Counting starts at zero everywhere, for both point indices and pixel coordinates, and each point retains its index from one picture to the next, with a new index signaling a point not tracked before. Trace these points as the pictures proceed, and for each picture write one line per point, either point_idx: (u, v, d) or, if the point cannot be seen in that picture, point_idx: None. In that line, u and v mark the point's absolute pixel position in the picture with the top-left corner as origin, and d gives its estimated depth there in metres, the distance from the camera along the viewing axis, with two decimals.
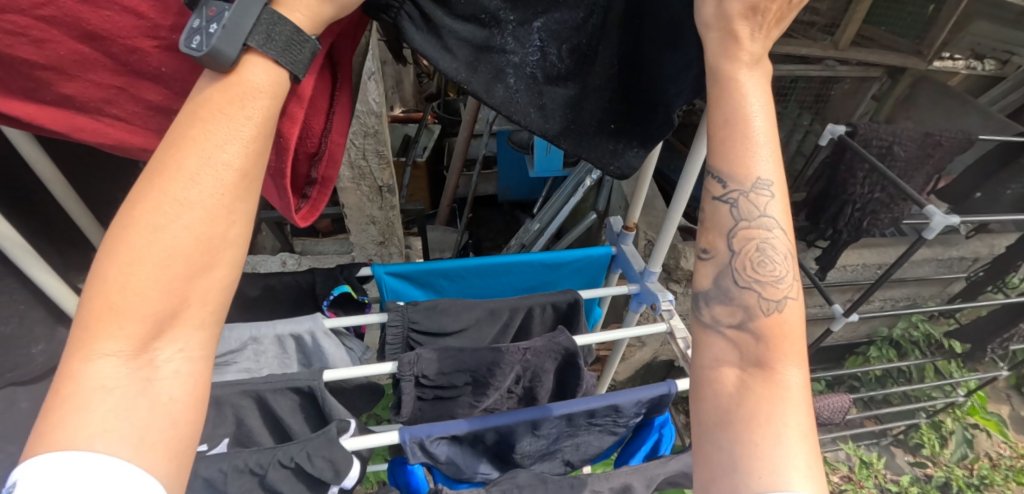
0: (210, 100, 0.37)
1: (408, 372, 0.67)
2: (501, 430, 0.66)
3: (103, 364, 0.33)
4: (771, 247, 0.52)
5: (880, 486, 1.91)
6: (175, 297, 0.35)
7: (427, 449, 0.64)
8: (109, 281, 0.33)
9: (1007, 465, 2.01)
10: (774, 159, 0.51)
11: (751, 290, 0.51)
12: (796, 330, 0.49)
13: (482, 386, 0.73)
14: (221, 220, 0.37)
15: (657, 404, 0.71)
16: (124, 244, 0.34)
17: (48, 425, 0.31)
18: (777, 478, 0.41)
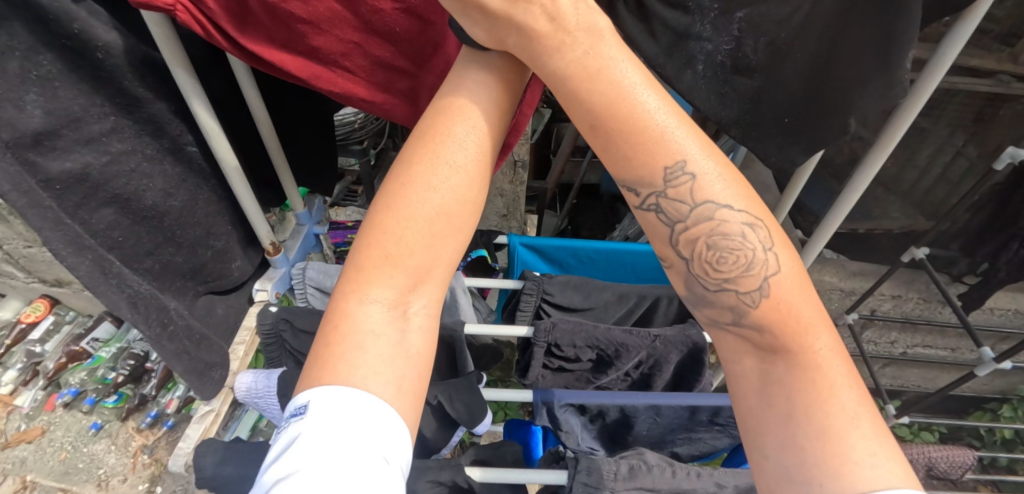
0: (471, 89, 0.51)
1: (542, 338, 0.71)
2: (624, 409, 0.68)
3: (376, 304, 0.41)
4: (739, 235, 0.45)
5: None
6: (433, 248, 0.44)
7: (553, 414, 0.67)
8: (388, 230, 0.43)
9: None
10: (694, 136, 0.47)
11: (729, 292, 0.46)
12: (803, 303, 0.44)
13: (604, 364, 0.75)
14: (466, 190, 0.47)
15: None
16: (405, 200, 0.44)
17: (336, 346, 0.39)
18: (856, 471, 0.37)
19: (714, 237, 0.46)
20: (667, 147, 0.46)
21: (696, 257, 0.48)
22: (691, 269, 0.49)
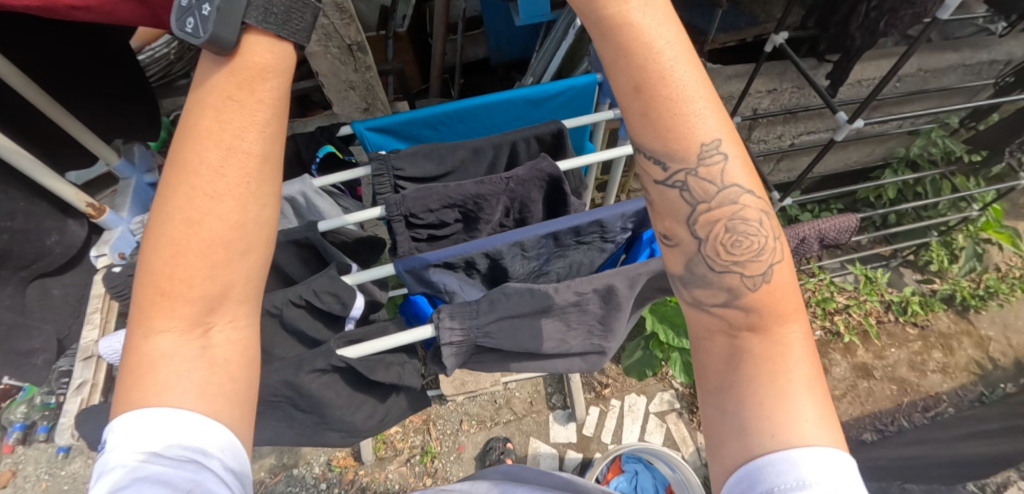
0: (224, 89, 0.44)
1: (396, 212, 0.69)
2: (490, 255, 0.68)
3: (166, 338, 0.41)
4: (745, 218, 0.44)
5: (884, 301, 1.81)
6: (219, 279, 0.43)
7: (423, 277, 0.67)
8: (164, 268, 0.41)
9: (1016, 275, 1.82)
10: (721, 115, 0.43)
11: (733, 271, 0.44)
12: (791, 291, 0.43)
13: (473, 221, 0.75)
14: (243, 207, 0.44)
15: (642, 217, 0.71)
16: (176, 231, 0.41)
17: (140, 388, 0.41)
18: (796, 436, 0.37)
19: (739, 206, 0.44)
20: (699, 123, 0.43)
21: (710, 236, 0.45)
22: (699, 246, 0.45)
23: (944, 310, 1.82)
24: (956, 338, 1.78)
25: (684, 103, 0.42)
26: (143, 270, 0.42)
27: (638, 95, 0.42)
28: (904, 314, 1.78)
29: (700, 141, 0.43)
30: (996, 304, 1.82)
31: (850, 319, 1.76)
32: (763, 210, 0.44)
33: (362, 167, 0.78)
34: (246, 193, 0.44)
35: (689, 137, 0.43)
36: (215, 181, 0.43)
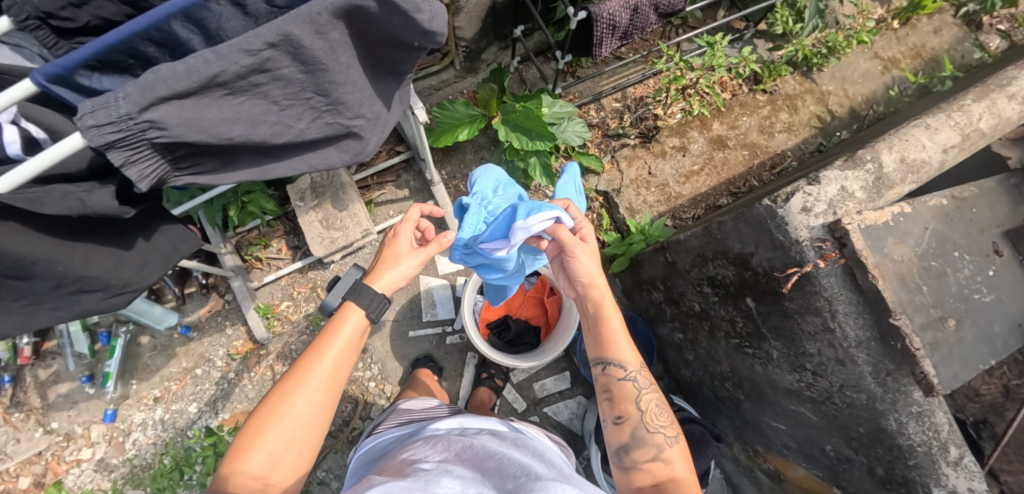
0: (303, 421, 0.95)
1: (131, 123, 0.63)
2: (312, 63, 0.73)
3: (274, 441, 0.93)
4: (657, 403, 1.10)
5: (730, 62, 2.11)
6: (311, 428, 0.97)
7: (141, 118, 0.63)
8: (272, 454, 0.93)
9: (850, 26, 2.07)
10: (632, 348, 1.12)
11: (659, 432, 1.06)
12: (678, 455, 1.03)
13: (308, 61, 0.73)
14: (314, 423, 0.97)
15: (415, 24, 0.79)
16: (278, 446, 0.94)
17: (258, 445, 0.92)
18: (654, 460, 1.02)
19: (656, 402, 1.09)
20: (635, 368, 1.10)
21: (642, 411, 1.08)
22: (640, 418, 1.07)
23: (790, 74, 2.11)
24: (799, 98, 2.09)
25: (626, 353, 1.11)
26: (282, 462, 0.94)
27: (617, 352, 1.10)
28: (754, 85, 2.12)
29: (638, 370, 1.10)
30: (836, 61, 2.08)
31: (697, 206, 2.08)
32: (661, 403, 1.11)
33: (28, 77, 0.68)
34: (326, 398, 0.98)
35: (627, 365, 1.10)
36: (341, 333, 1.04)
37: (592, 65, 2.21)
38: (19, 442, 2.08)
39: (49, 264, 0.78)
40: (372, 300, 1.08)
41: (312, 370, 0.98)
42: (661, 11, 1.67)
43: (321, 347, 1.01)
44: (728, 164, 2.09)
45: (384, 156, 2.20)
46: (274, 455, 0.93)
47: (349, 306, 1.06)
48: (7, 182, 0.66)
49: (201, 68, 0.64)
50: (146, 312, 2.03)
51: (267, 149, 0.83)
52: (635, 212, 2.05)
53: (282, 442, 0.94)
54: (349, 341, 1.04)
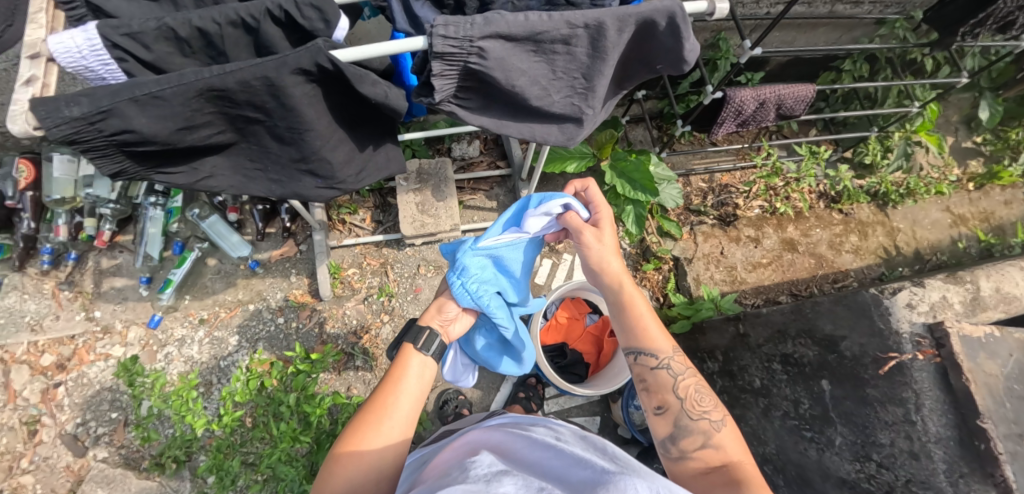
0: (387, 448, 0.89)
1: (466, 44, 0.73)
2: (598, 54, 0.82)
3: (361, 468, 0.86)
4: (698, 387, 1.04)
5: (823, 174, 2.32)
6: (394, 460, 0.90)
7: (475, 43, 0.73)
8: (357, 482, 0.85)
9: (933, 177, 2.30)
10: (662, 333, 1.08)
11: (704, 418, 1.00)
12: (731, 439, 0.96)
13: (597, 50, 0.82)
14: (396, 451, 0.90)
15: (676, 54, 0.90)
16: (360, 474, 0.86)
17: (345, 471, 0.86)
18: (701, 446, 0.95)
19: (696, 387, 1.04)
20: (666, 357, 1.06)
21: (683, 399, 1.03)
22: (681, 406, 1.02)
23: (868, 202, 2.29)
24: (872, 225, 2.25)
25: (658, 340, 1.07)
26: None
27: (649, 334, 1.07)
28: (833, 203, 2.29)
29: (670, 357, 1.06)
30: (911, 203, 2.28)
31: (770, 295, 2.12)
32: (703, 388, 1.05)
33: None
34: (405, 435, 0.93)
35: (659, 352, 1.06)
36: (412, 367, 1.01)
37: (689, 143, 2.41)
38: (57, 319, 2.10)
39: (313, 136, 0.82)
40: (422, 332, 1.02)
41: (392, 406, 0.93)
42: (781, 111, 1.89)
43: (395, 384, 0.97)
44: (794, 267, 2.16)
45: (484, 166, 2.32)
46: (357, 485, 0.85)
47: (412, 344, 1.01)
48: (349, 54, 0.73)
49: (534, 23, 0.75)
50: (223, 237, 2.14)
51: (521, 107, 0.90)
52: (700, 284, 2.08)
53: (369, 469, 0.87)
54: (421, 376, 1.00)
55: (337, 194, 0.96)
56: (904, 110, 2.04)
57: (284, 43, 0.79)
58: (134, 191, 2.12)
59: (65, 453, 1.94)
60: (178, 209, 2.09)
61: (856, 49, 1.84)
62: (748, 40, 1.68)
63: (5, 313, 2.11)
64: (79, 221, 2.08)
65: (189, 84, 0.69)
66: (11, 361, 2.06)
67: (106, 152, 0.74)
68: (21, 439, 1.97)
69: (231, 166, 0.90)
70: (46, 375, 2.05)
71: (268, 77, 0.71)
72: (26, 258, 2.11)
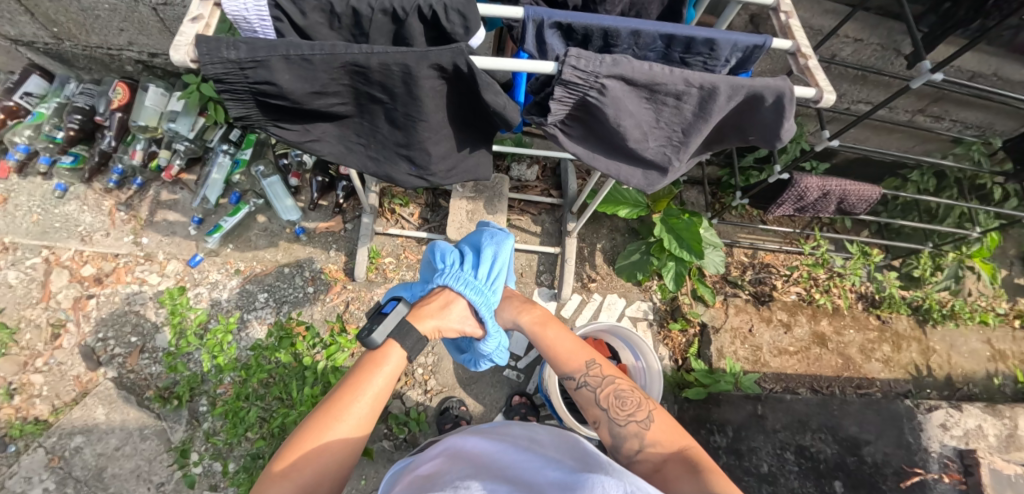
0: (342, 443, 0.85)
1: (589, 77, 0.79)
2: (701, 115, 0.86)
3: (311, 464, 0.82)
4: (622, 391, 1.07)
5: (868, 274, 2.32)
6: (345, 459, 0.85)
7: (597, 78, 0.79)
8: (305, 477, 0.81)
9: (979, 305, 2.27)
10: (577, 346, 1.13)
11: (631, 420, 1.01)
12: (659, 430, 0.98)
13: (702, 110, 0.86)
14: (351, 450, 0.86)
15: (772, 132, 0.94)
16: (308, 469, 0.81)
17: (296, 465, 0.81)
18: (631, 446, 0.97)
19: (618, 392, 1.06)
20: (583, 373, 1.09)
21: (608, 408, 1.05)
22: (608, 416, 1.04)
23: (907, 314, 2.27)
24: (908, 339, 2.23)
25: (575, 359, 1.11)
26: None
27: (563, 358, 1.12)
28: (872, 307, 2.28)
29: (586, 373, 1.09)
30: (952, 325, 2.25)
31: (793, 385, 2.08)
32: (625, 389, 1.08)
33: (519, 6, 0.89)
34: (359, 439, 0.88)
35: (577, 370, 1.10)
36: (377, 368, 0.95)
37: (740, 216, 2.44)
38: (107, 236, 2.19)
39: (423, 127, 0.88)
40: (415, 337, 1.01)
41: (351, 408, 0.87)
42: (841, 206, 1.93)
43: (358, 385, 0.90)
44: (820, 362, 2.13)
45: (537, 192, 2.37)
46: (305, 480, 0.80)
47: (394, 341, 0.98)
48: (484, 62, 0.80)
49: (656, 74, 0.80)
50: (278, 199, 2.21)
51: (616, 145, 0.96)
52: (722, 356, 2.06)
53: (320, 466, 0.82)
54: (388, 379, 0.94)
55: (423, 183, 1.02)
56: (963, 232, 2.05)
57: (421, 38, 0.85)
58: (210, 136, 2.23)
59: (80, 362, 2.00)
60: (245, 162, 2.21)
61: (930, 163, 1.85)
62: (824, 131, 1.73)
63: (61, 218, 2.20)
64: (153, 151, 2.19)
65: (339, 56, 0.73)
66: (54, 263, 2.13)
67: (242, 97, 0.79)
68: (43, 339, 2.02)
69: (338, 135, 0.96)
70: (83, 284, 2.12)
71: (408, 68, 0.76)
72: (95, 172, 2.22)
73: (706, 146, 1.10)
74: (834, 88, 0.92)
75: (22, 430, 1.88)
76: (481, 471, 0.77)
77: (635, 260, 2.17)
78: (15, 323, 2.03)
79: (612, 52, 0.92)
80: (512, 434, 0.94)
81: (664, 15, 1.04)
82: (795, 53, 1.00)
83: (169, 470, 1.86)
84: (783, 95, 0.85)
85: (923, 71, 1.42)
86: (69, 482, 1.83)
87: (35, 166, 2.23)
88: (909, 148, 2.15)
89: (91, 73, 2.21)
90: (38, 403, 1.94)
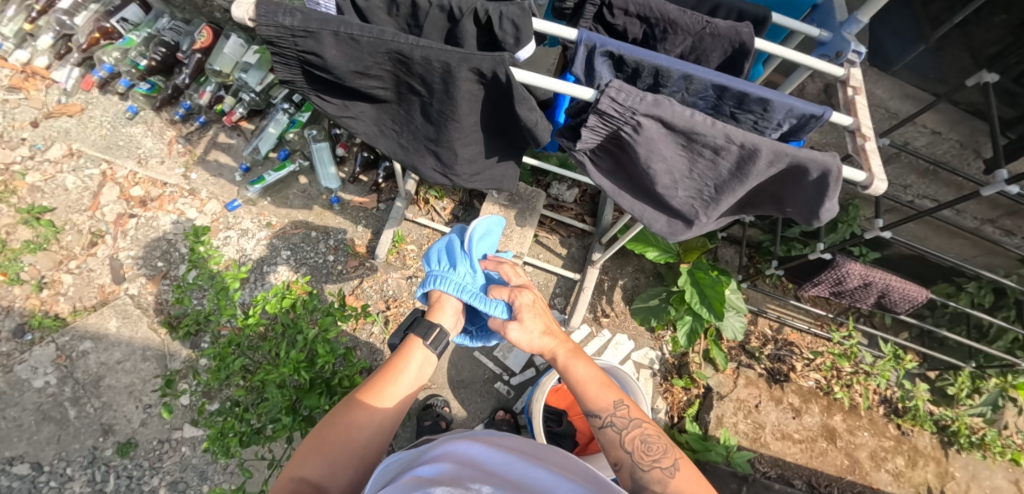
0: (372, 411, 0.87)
1: (626, 112, 0.77)
2: (739, 171, 0.82)
3: (346, 433, 0.83)
4: (649, 436, 0.93)
5: (897, 379, 2.16)
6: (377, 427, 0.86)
7: (634, 114, 0.77)
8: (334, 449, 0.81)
9: (1014, 442, 2.08)
10: (606, 387, 1.00)
11: (655, 468, 0.88)
12: (689, 478, 0.83)
13: (740, 168, 0.82)
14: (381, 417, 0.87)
15: (812, 209, 0.89)
16: (338, 441, 0.81)
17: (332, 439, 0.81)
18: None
19: (644, 437, 0.93)
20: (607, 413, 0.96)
21: (633, 452, 0.92)
22: (631, 461, 0.91)
23: (931, 432, 2.10)
24: (927, 458, 2.05)
25: (601, 397, 0.98)
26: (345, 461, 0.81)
27: (591, 395, 0.99)
28: (894, 416, 2.12)
29: (613, 412, 0.96)
30: (979, 455, 2.07)
31: (788, 474, 1.95)
32: (653, 434, 0.94)
33: (575, 30, 0.89)
34: (386, 416, 0.88)
35: (601, 410, 0.97)
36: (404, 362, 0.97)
37: (773, 286, 2.32)
38: (162, 164, 2.32)
39: (454, 127, 0.88)
40: (433, 328, 1.01)
41: (379, 391, 0.89)
42: (882, 300, 1.80)
43: (393, 372, 0.94)
44: (823, 457, 2.00)
45: (571, 215, 2.34)
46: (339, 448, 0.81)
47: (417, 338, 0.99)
48: (525, 76, 0.79)
49: (696, 122, 0.77)
50: (323, 165, 2.28)
51: (644, 186, 0.94)
52: (720, 425, 1.97)
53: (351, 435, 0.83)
54: (415, 364, 0.98)
55: (445, 181, 1.03)
56: (1012, 359, 1.88)
57: (472, 41, 0.86)
58: (275, 93, 2.30)
59: (107, 274, 2.12)
60: (300, 123, 2.26)
61: (988, 276, 1.69)
62: (878, 218, 1.62)
63: (125, 138, 2.35)
64: (221, 95, 2.31)
65: (386, 42, 0.75)
66: (109, 178, 2.27)
67: (290, 63, 0.82)
68: (81, 244, 2.16)
69: (374, 117, 0.98)
70: (128, 203, 2.24)
71: (449, 67, 0.76)
72: (165, 103, 2.36)
73: (741, 208, 1.05)
74: (885, 176, 0.90)
75: (40, 323, 2.00)
76: (485, 470, 0.69)
77: (653, 305, 2.10)
78: (61, 224, 2.18)
79: (661, 92, 0.90)
80: (516, 444, 0.80)
81: (724, 65, 1.01)
82: (855, 132, 0.97)
83: (157, 395, 1.93)
84: (829, 171, 0.80)
85: (998, 180, 1.32)
86: (69, 381, 1.93)
87: (116, 86, 2.40)
88: (972, 257, 1.99)
89: (183, 12, 2.36)
90: (61, 301, 2.06)
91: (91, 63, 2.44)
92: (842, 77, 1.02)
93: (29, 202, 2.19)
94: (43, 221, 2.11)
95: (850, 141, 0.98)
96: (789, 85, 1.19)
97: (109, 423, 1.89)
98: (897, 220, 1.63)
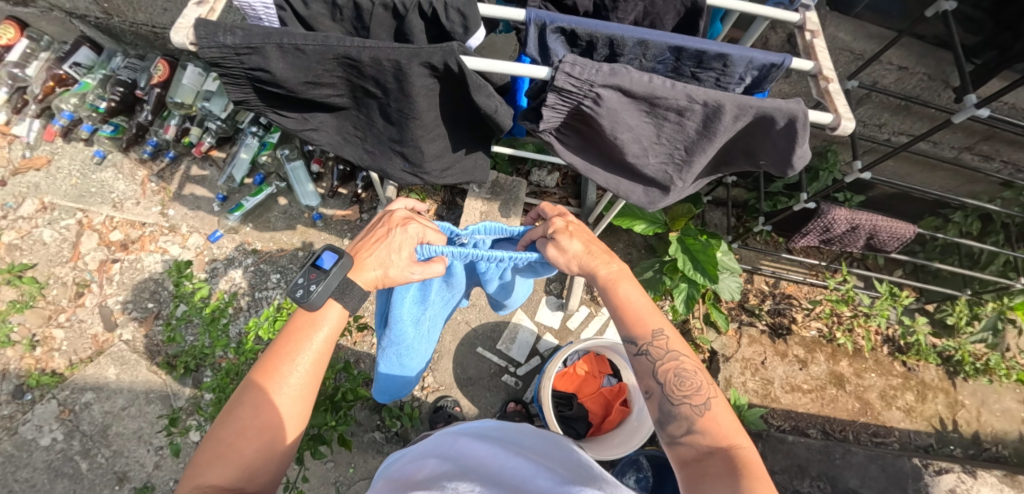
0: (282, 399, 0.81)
1: (583, 84, 0.76)
2: (705, 128, 0.81)
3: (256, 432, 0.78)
4: (682, 370, 0.92)
5: (897, 317, 2.18)
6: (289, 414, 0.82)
7: (591, 85, 0.76)
8: (242, 450, 0.77)
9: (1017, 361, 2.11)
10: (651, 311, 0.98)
11: (686, 402, 0.89)
12: (719, 415, 0.85)
13: (704, 127, 0.81)
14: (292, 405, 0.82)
15: (784, 158, 0.89)
16: (247, 442, 0.78)
17: (240, 442, 0.77)
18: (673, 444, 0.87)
19: (678, 371, 0.92)
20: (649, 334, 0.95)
21: (665, 382, 0.92)
22: (662, 391, 0.91)
23: (937, 364, 2.13)
24: (935, 390, 2.08)
25: (643, 323, 0.96)
26: (258, 456, 0.78)
27: (632, 321, 0.97)
28: (898, 353, 2.14)
29: (650, 341, 0.94)
30: (985, 380, 2.10)
31: (801, 424, 1.97)
32: (689, 369, 0.92)
33: (523, 11, 0.88)
34: (298, 401, 0.83)
35: (641, 335, 0.95)
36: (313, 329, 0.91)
37: (764, 243, 2.33)
38: (138, 205, 2.28)
39: (415, 125, 0.87)
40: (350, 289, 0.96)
41: (283, 377, 0.83)
42: (871, 242, 1.81)
43: (294, 342, 0.87)
44: (835, 403, 2.01)
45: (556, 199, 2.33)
46: (250, 448, 0.77)
47: (332, 299, 0.92)
48: (477, 64, 0.78)
49: (655, 86, 0.76)
50: (300, 184, 2.25)
51: (616, 159, 0.94)
52: (729, 386, 1.99)
53: (260, 430, 0.79)
54: (324, 332, 0.91)
55: (416, 180, 1.02)
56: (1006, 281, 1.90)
57: (421, 35, 0.85)
58: (240, 118, 2.27)
59: (99, 322, 2.09)
60: (271, 145, 2.23)
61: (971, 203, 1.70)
62: (856, 161, 1.62)
63: (97, 184, 2.31)
64: (186, 127, 2.26)
65: (331, 48, 0.73)
66: (86, 226, 2.24)
67: (239, 83, 0.80)
68: (68, 296, 2.13)
69: (336, 126, 0.96)
70: (109, 249, 2.21)
71: (399, 64, 0.74)
72: (132, 143, 2.33)
73: (715, 168, 1.06)
74: (851, 114, 0.90)
75: (38, 381, 1.97)
76: (465, 465, 0.68)
77: (647, 277, 2.10)
78: (45, 279, 2.15)
79: (619, 62, 0.88)
80: (506, 437, 0.80)
81: (680, 27, 1.01)
82: (818, 76, 0.97)
83: (166, 435, 1.92)
84: (794, 118, 0.80)
85: (968, 105, 1.32)
86: (76, 435, 1.91)
87: (78, 132, 2.35)
88: (955, 187, 2.00)
89: (136, 48, 2.31)
90: (57, 356, 2.04)
91: (51, 112, 2.39)
92: (800, 21, 1.01)
93: (9, 261, 2.16)
94: (26, 279, 2.07)
95: (814, 86, 0.98)
96: (748, 37, 1.17)
97: (123, 470, 1.88)
98: (875, 161, 1.63)
